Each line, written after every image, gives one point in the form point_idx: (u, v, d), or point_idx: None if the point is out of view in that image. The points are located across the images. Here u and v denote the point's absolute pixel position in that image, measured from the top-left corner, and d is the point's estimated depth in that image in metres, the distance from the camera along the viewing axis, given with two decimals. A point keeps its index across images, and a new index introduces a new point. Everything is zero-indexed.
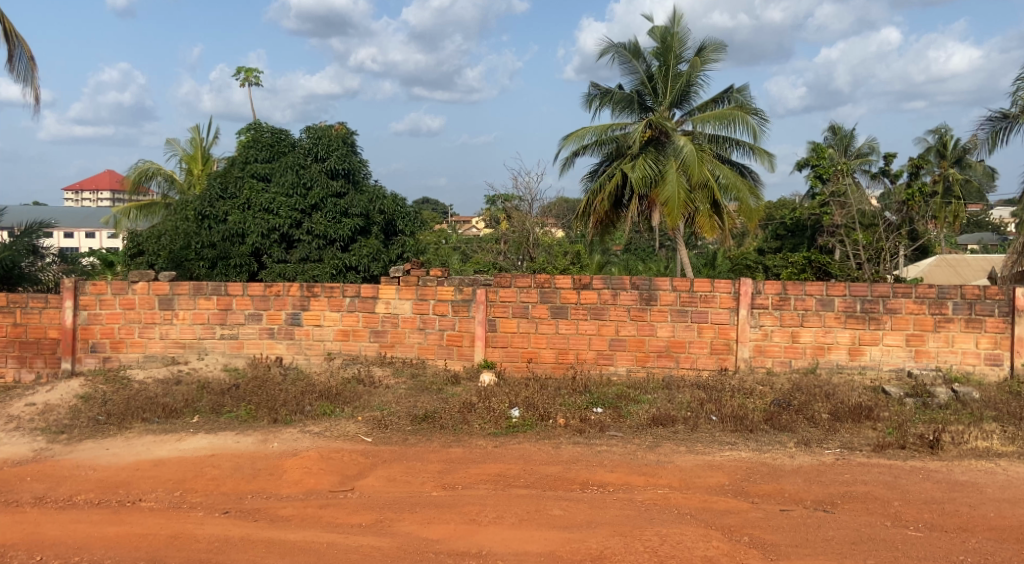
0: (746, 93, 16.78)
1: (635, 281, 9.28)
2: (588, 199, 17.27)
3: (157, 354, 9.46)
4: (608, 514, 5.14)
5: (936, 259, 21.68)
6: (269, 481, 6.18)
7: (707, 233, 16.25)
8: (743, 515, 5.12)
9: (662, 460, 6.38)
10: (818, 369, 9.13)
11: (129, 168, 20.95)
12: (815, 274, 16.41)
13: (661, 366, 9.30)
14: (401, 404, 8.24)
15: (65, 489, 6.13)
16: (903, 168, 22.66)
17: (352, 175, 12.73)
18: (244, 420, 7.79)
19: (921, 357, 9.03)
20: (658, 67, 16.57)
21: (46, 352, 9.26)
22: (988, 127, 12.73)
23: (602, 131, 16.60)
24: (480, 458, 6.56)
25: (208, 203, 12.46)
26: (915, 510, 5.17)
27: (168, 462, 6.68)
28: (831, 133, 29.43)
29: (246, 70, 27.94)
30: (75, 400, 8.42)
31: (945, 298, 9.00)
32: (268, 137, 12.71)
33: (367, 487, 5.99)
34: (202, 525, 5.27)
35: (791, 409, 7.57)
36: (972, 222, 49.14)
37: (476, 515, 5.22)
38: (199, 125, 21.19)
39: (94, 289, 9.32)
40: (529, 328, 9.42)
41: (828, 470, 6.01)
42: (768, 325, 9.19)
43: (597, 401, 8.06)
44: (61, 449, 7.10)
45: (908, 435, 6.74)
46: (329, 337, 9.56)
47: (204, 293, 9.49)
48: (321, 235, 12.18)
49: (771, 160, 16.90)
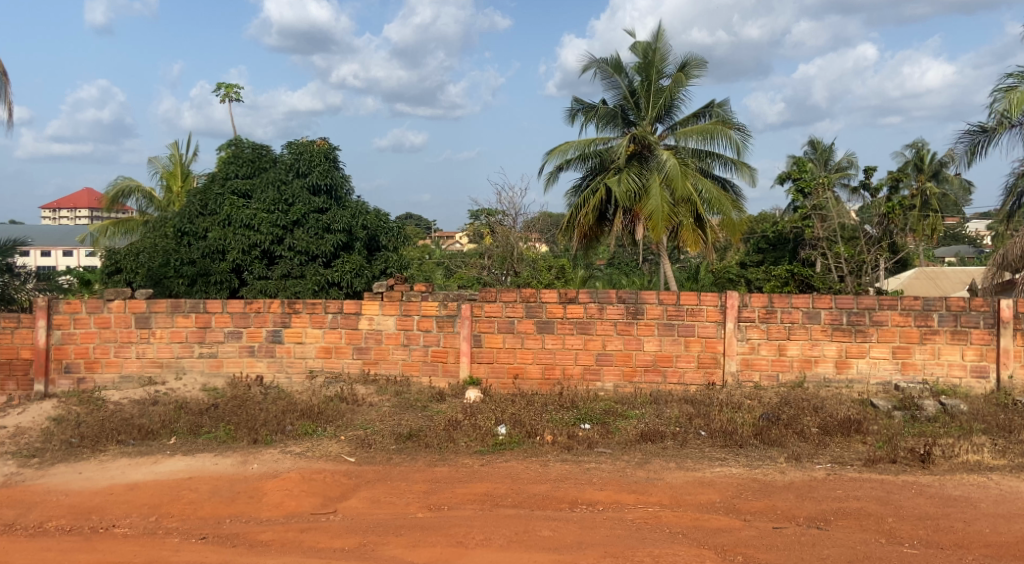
0: (727, 108, 16.86)
1: (621, 295, 9.19)
2: (572, 213, 17.18)
3: (133, 374, 9.25)
4: (597, 535, 5.01)
5: (916, 271, 21.80)
6: (248, 505, 6.01)
7: (690, 247, 16.24)
8: (736, 534, 5.01)
9: (652, 477, 6.27)
10: (805, 382, 9.06)
11: (107, 185, 20.67)
12: (798, 288, 16.43)
13: (648, 380, 9.20)
14: (385, 422, 8.08)
15: (36, 515, 5.92)
16: (883, 181, 22.83)
17: (335, 190, 12.61)
18: (223, 441, 7.60)
19: (907, 369, 8.99)
20: (640, 82, 16.60)
21: (18, 374, 9.04)
22: (967, 140, 12.79)
23: (585, 145, 16.58)
24: (466, 477, 6.42)
25: (188, 220, 12.32)
26: (909, 527, 5.08)
27: (144, 485, 6.48)
28: (810, 148, 29.68)
29: (225, 86, 27.74)
30: (47, 423, 8.20)
31: (931, 310, 8.97)
32: (248, 153, 12.63)
33: (350, 509, 5.83)
34: (178, 552, 5.08)
35: (780, 423, 7.48)
36: (949, 235, 49.58)
37: (463, 537, 5.07)
38: (178, 142, 20.98)
39: (68, 308, 9.11)
40: (515, 343, 9.30)
41: (819, 486, 5.92)
42: (755, 339, 9.13)
43: (585, 417, 7.94)
44: (32, 474, 6.88)
45: (899, 449, 6.67)
46: (311, 355, 9.39)
47: (182, 311, 9.29)
48: (303, 251, 12.04)
49: (753, 174, 16.94)
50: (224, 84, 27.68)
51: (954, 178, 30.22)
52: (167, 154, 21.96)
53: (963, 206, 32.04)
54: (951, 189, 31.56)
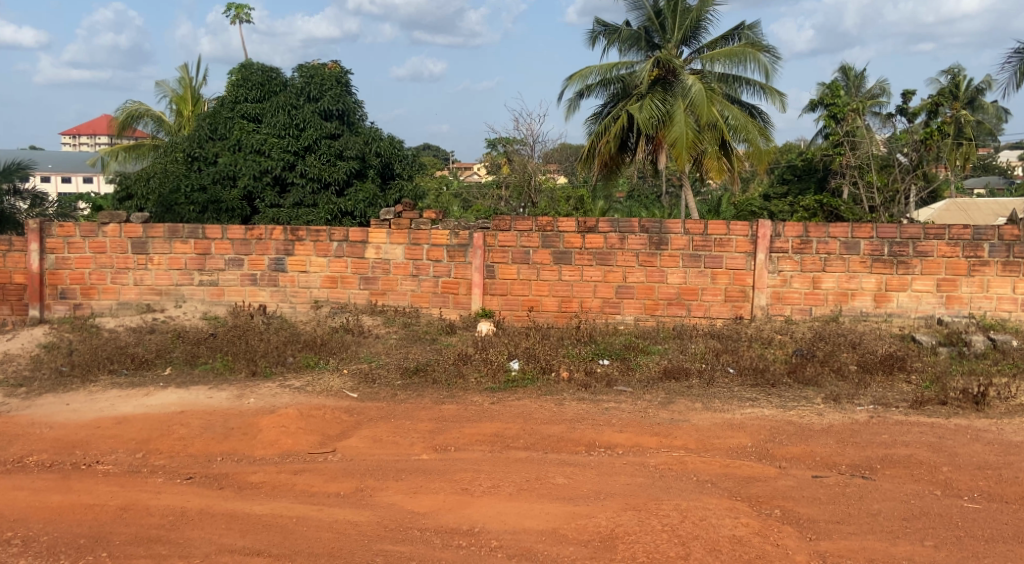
0: (758, 31, 15.85)
1: (644, 224, 8.55)
2: (593, 140, 16.36)
3: (131, 301, 8.82)
4: (617, 483, 4.52)
5: (945, 203, 20.74)
6: (241, 442, 5.58)
7: (715, 176, 15.41)
8: (772, 484, 4.50)
9: (677, 418, 5.76)
10: (840, 317, 8.47)
11: (117, 109, 20.06)
12: (826, 219, 15.67)
13: (671, 314, 8.65)
14: (391, 355, 7.65)
15: (16, 449, 5.54)
16: (921, 107, 21.78)
17: (347, 116, 11.97)
18: (220, 372, 7.18)
19: (952, 303, 8.37)
20: (667, 2, 15.56)
21: (11, 298, 8.68)
22: (1019, 59, 11.75)
23: (606, 70, 15.71)
24: (475, 416, 5.94)
25: (197, 145, 11.71)
26: (968, 477, 4.55)
27: (132, 419, 6.07)
28: (841, 73, 28.41)
29: (236, 6, 26.76)
30: (37, 350, 7.82)
31: (982, 239, 8.30)
32: (258, 75, 11.77)
33: (350, 449, 5.40)
34: (158, 495, 4.65)
35: (816, 360, 6.96)
36: (979, 166, 47.44)
37: (469, 484, 4.60)
38: (187, 64, 20.20)
39: (61, 231, 8.64)
40: (530, 275, 8.74)
41: (863, 430, 5.38)
42: (788, 271, 8.51)
43: (604, 353, 7.45)
44: (18, 405, 6.49)
45: (948, 389, 6.11)
46: (316, 285, 8.90)
47: (180, 236, 8.80)
48: (315, 178, 11.49)
49: (783, 100, 16.03)
50: (233, 4, 26.65)
51: (989, 106, 29.00)
52: (176, 77, 21.09)
53: (998, 134, 30.70)
54: (985, 118, 30.35)
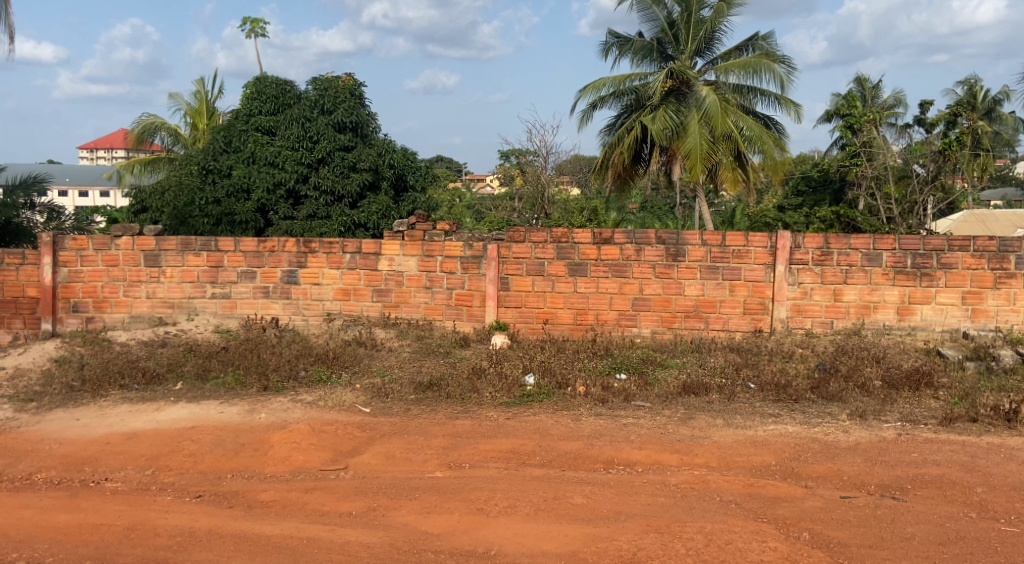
0: (772, 41, 15.71)
1: (660, 236, 8.42)
2: (606, 152, 16.26)
3: (144, 314, 8.76)
4: (637, 504, 4.37)
5: (964, 214, 20.44)
6: (252, 459, 5.47)
7: (730, 187, 15.26)
8: (798, 505, 4.34)
9: (698, 435, 5.60)
10: (863, 330, 8.29)
11: (133, 123, 20.18)
12: (843, 230, 15.45)
13: (689, 327, 8.50)
14: (404, 368, 7.53)
15: (25, 466, 5.44)
16: (939, 118, 21.51)
17: (361, 128, 11.93)
18: (231, 387, 7.08)
19: (978, 316, 8.17)
20: (681, 13, 15.45)
21: (24, 312, 8.62)
22: None
23: (620, 81, 15.57)
24: (490, 432, 5.80)
25: (211, 157, 11.70)
26: (1004, 499, 4.37)
27: (143, 435, 5.97)
28: (856, 85, 28.21)
29: (250, 20, 26.90)
30: (49, 365, 7.76)
31: (1008, 251, 8.09)
32: (272, 89, 11.60)
33: (362, 466, 5.28)
34: (166, 514, 4.53)
35: (839, 375, 6.79)
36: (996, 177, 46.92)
37: (484, 503, 4.46)
38: (202, 78, 20.27)
39: (74, 244, 8.60)
40: (545, 287, 8.61)
41: (891, 449, 5.21)
42: (808, 283, 8.34)
43: (621, 366, 7.30)
44: (28, 420, 6.41)
45: (978, 405, 5.92)
46: (329, 297, 8.80)
47: (192, 249, 8.74)
48: (329, 191, 11.41)
49: (798, 110, 15.88)
50: (249, 19, 26.82)
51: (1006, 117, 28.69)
52: (191, 90, 21.16)
53: (1015, 145, 30.36)
54: (1003, 128, 30.02)
